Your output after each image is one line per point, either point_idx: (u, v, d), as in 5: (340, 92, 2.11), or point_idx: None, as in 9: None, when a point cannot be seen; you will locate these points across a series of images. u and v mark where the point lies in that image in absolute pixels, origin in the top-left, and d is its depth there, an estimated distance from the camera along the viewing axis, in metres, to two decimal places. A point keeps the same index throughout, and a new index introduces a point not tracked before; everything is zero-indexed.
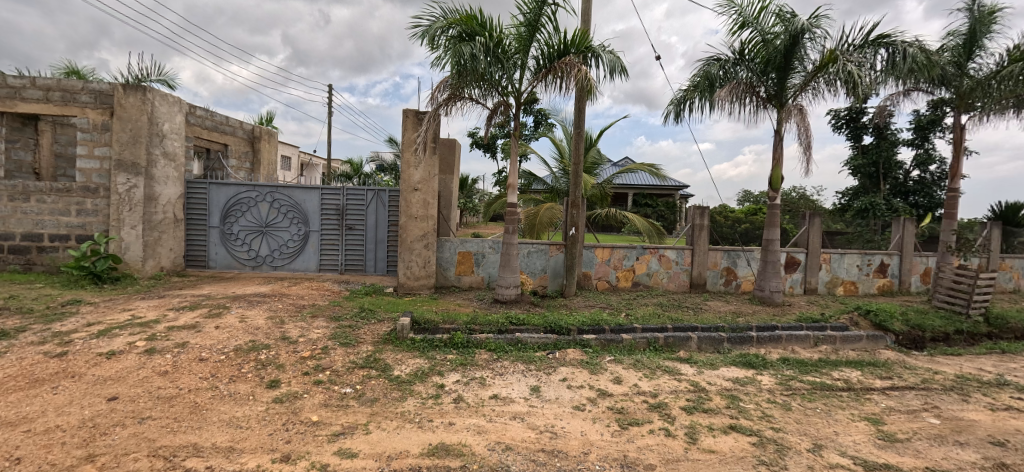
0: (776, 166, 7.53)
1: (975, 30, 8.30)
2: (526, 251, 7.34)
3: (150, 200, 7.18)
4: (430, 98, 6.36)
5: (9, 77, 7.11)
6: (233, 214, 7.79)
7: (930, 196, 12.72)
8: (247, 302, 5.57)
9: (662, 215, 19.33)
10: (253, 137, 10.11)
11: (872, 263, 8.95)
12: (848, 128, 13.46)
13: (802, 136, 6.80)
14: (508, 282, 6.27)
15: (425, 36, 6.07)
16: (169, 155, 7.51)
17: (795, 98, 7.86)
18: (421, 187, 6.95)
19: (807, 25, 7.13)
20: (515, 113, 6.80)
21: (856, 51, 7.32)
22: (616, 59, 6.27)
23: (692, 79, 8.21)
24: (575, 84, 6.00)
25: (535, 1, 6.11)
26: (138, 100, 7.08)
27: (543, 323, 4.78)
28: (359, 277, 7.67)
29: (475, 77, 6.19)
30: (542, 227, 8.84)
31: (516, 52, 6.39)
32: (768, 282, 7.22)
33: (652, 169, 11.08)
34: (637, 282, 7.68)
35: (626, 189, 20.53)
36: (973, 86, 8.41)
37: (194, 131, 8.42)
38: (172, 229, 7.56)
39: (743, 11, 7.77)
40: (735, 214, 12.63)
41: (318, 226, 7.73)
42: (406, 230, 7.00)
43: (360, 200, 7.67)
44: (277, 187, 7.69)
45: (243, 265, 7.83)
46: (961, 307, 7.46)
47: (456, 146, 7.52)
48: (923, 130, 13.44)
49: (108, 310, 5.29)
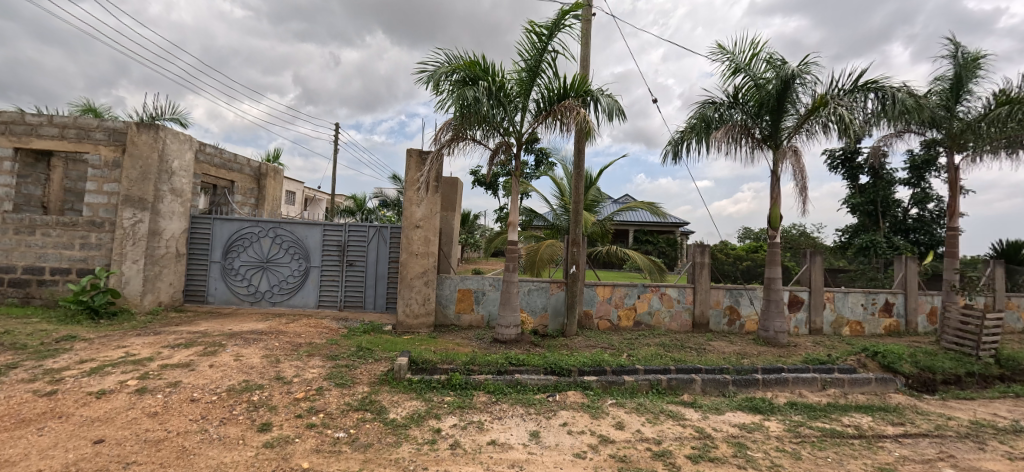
0: (774, 206, 7.58)
1: (961, 75, 8.58)
2: (526, 289, 7.29)
3: (154, 234, 7.22)
4: (434, 138, 6.50)
5: (27, 115, 7.32)
6: (234, 249, 7.81)
7: (931, 234, 12.73)
8: (244, 339, 5.50)
9: (663, 251, 19.35)
10: (259, 174, 10.29)
11: (877, 302, 8.85)
12: (844, 168, 13.65)
13: (798, 177, 6.89)
14: (509, 321, 6.20)
15: (430, 80, 6.29)
16: (176, 191, 7.62)
17: (790, 140, 8.03)
18: (422, 225, 6.99)
19: (797, 71, 7.38)
20: (516, 153, 6.95)
21: (846, 95, 7.54)
22: (614, 102, 6.46)
23: (688, 121, 8.43)
24: (574, 126, 6.15)
25: (536, 48, 6.36)
26: (151, 137, 7.25)
27: (543, 363, 4.69)
28: (358, 314, 7.60)
29: (478, 119, 6.36)
30: (542, 264, 8.82)
31: (517, 95, 6.60)
32: (771, 322, 7.12)
33: (652, 207, 11.18)
34: (638, 321, 7.58)
35: (627, 226, 20.64)
36: (963, 128, 8.60)
37: (202, 168, 8.59)
38: (173, 264, 7.57)
39: (735, 58, 8.08)
40: (736, 252, 12.63)
41: (319, 262, 7.74)
42: (407, 267, 6.99)
43: (362, 236, 7.71)
44: (280, 223, 7.75)
45: (242, 301, 7.78)
46: (971, 348, 7.31)
47: (458, 184, 7.62)
48: (918, 170, 13.63)
49: (103, 346, 5.22)
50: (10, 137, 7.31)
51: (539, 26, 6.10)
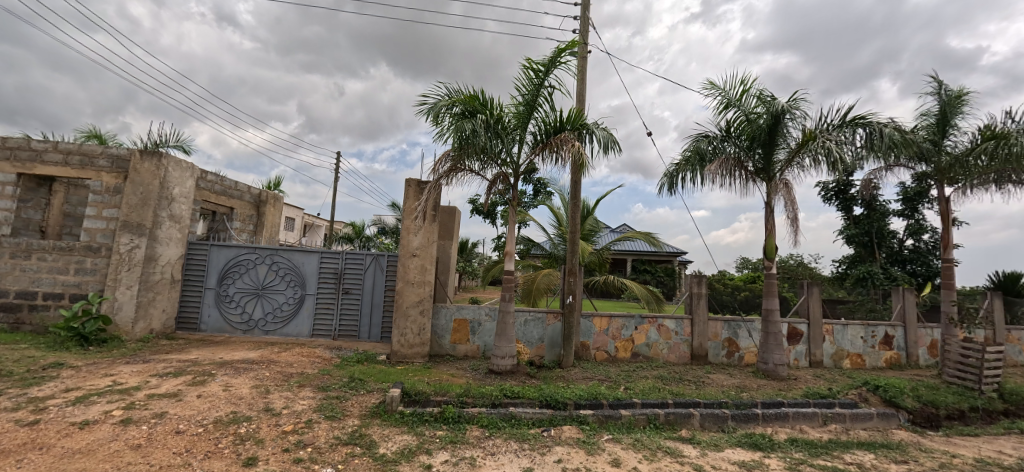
0: (769, 237, 7.63)
1: (945, 111, 8.82)
2: (522, 319, 7.23)
3: (150, 260, 7.20)
4: (432, 169, 6.59)
5: (33, 141, 7.42)
6: (230, 276, 7.77)
7: (927, 265, 12.76)
8: (234, 369, 5.40)
9: (661, 281, 19.31)
10: (259, 201, 10.36)
11: (876, 335, 8.78)
12: (837, 199, 13.80)
13: (790, 208, 6.96)
14: (504, 351, 6.11)
15: (430, 113, 6.44)
16: (175, 217, 7.65)
17: (782, 173, 8.16)
18: (419, 253, 7.00)
19: (786, 106, 7.58)
20: (513, 184, 7.04)
21: (835, 130, 7.71)
22: (609, 135, 6.59)
23: (682, 154, 8.58)
24: (570, 158, 6.26)
25: (534, 83, 6.56)
26: (153, 165, 7.33)
27: (539, 396, 4.60)
28: (352, 344, 7.50)
29: (476, 150, 6.48)
30: (539, 293, 8.78)
31: (515, 128, 6.76)
32: (770, 354, 7.03)
33: (649, 236, 11.23)
34: (636, 353, 7.49)
35: (625, 255, 20.66)
36: (952, 161, 8.77)
37: (203, 195, 8.66)
38: (167, 290, 7.51)
39: (726, 93, 8.31)
40: (734, 282, 12.60)
41: (315, 289, 7.69)
42: (403, 296, 6.95)
43: (359, 264, 7.70)
44: (278, 250, 7.75)
45: (234, 329, 7.68)
46: (973, 382, 7.22)
47: (456, 213, 7.68)
48: (911, 201, 13.81)
49: (90, 375, 5.11)
50: (15, 162, 7.39)
51: (536, 63, 6.30)
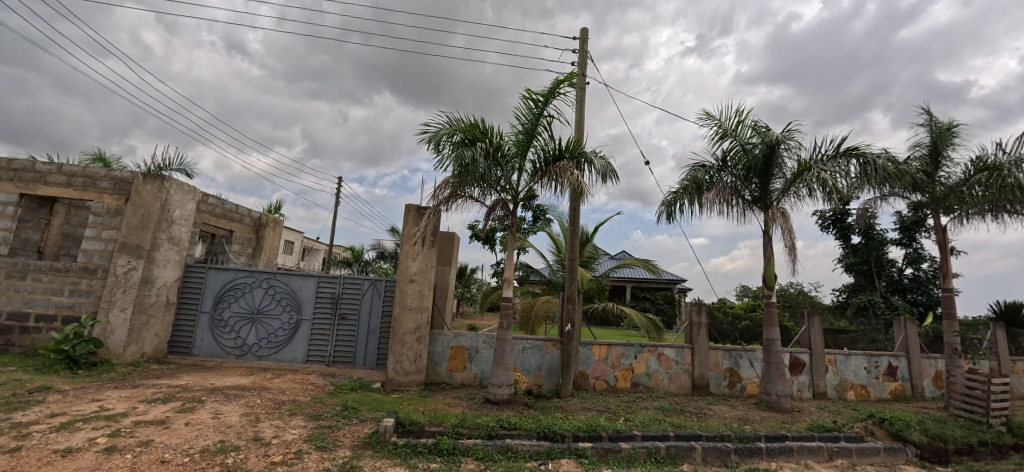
0: (768, 265, 7.61)
1: (937, 143, 8.96)
2: (520, 347, 7.12)
3: (146, 282, 7.15)
4: (432, 195, 6.63)
5: (38, 163, 7.49)
6: (226, 299, 7.70)
7: (928, 294, 12.68)
8: (224, 395, 5.28)
9: (661, 309, 19.16)
10: (258, 224, 10.37)
11: (880, 366, 8.64)
12: (835, 228, 13.85)
13: (788, 236, 6.97)
14: (501, 380, 6.00)
15: (431, 140, 6.53)
16: (174, 240, 7.64)
17: (779, 202, 8.22)
18: (417, 279, 6.97)
19: (781, 137, 7.70)
20: (513, 210, 7.07)
21: (830, 161, 7.81)
22: (607, 164, 6.66)
23: (681, 183, 8.67)
24: (568, 186, 6.31)
25: (533, 113, 6.67)
26: (155, 187, 7.36)
27: (536, 428, 4.48)
28: (346, 371, 7.36)
29: (476, 178, 6.54)
30: (538, 321, 8.70)
31: (514, 156, 6.85)
32: (773, 385, 6.91)
33: (648, 263, 11.20)
34: (636, 383, 7.35)
35: (624, 282, 20.56)
36: (946, 192, 8.86)
37: (203, 218, 8.68)
38: (161, 314, 7.42)
39: (722, 124, 8.47)
40: (734, 311, 12.48)
41: (311, 314, 7.61)
42: (399, 322, 6.87)
43: (356, 289, 7.65)
44: (275, 274, 7.71)
45: (228, 354, 7.55)
46: (981, 415, 7.07)
47: (455, 239, 7.69)
48: (909, 230, 13.87)
49: (76, 400, 4.99)
50: (18, 183, 7.44)
51: (535, 93, 6.43)
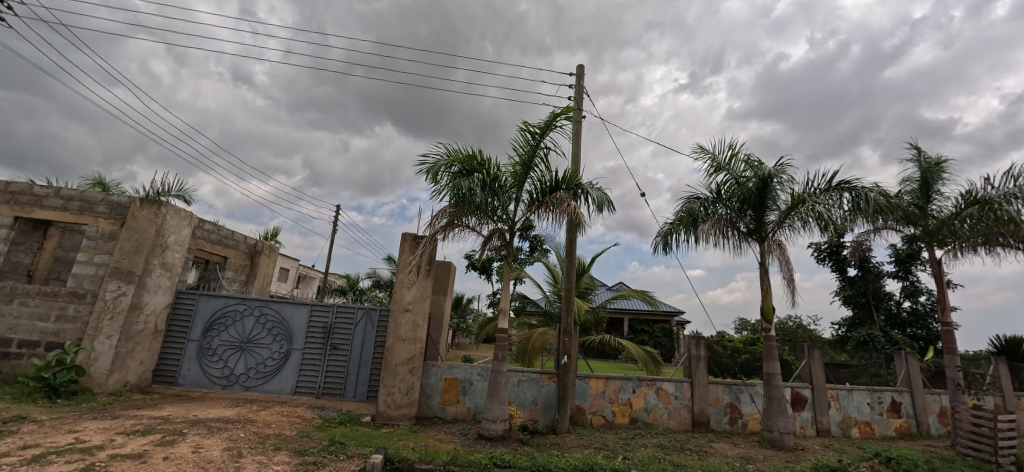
0: (766, 298, 7.56)
1: (927, 178, 9.12)
2: (516, 380, 6.95)
3: (135, 309, 7.01)
4: (429, 224, 6.62)
5: (36, 186, 7.49)
6: (215, 327, 7.54)
7: (927, 328, 12.59)
8: (207, 428, 5.08)
9: (659, 342, 18.93)
10: (254, 251, 10.28)
11: (884, 402, 8.46)
12: (831, 260, 13.86)
13: (785, 269, 6.95)
14: (496, 415, 5.82)
15: (429, 170, 6.59)
16: (167, 265, 7.55)
17: (774, 234, 8.25)
18: (412, 309, 6.87)
19: (773, 171, 7.83)
20: (509, 240, 7.05)
21: (823, 194, 7.89)
22: (603, 195, 6.70)
23: (676, 214, 8.71)
24: (565, 217, 6.33)
25: (530, 144, 6.77)
26: (152, 212, 7.33)
27: (530, 466, 4.30)
28: (336, 403, 7.13)
29: (473, 207, 6.56)
30: (534, 353, 8.53)
31: (511, 186, 6.90)
32: (775, 422, 6.72)
33: (646, 295, 11.11)
34: (635, 418, 7.14)
35: (621, 314, 20.35)
36: (939, 225, 8.95)
37: (198, 243, 8.60)
38: (148, 341, 7.24)
39: (716, 158, 8.62)
40: (733, 344, 12.31)
41: (301, 344, 7.44)
42: (392, 353, 6.72)
43: (349, 319, 7.52)
44: (267, 302, 7.58)
45: (214, 384, 7.32)
46: (989, 454, 6.89)
47: (451, 269, 7.64)
48: (904, 263, 13.90)
49: (51, 431, 4.78)
50: (14, 206, 7.42)
51: (532, 126, 6.54)
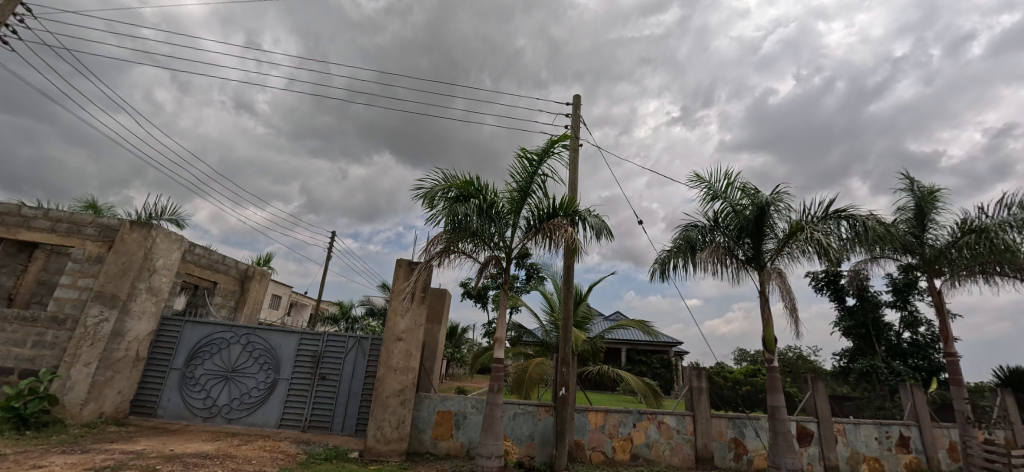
0: (767, 328, 7.39)
1: (922, 207, 9.19)
2: (512, 413, 6.67)
3: (116, 335, 6.77)
4: (424, 249, 6.49)
5: (24, 207, 7.39)
6: (199, 356, 7.26)
7: (929, 359, 12.39)
8: (183, 464, 4.78)
9: (658, 373, 18.76)
10: (245, 276, 10.05)
11: (892, 436, 8.19)
12: (829, 289, 13.76)
13: (787, 297, 6.83)
14: (491, 451, 5.54)
15: (426, 195, 6.53)
16: (153, 290, 7.34)
17: (773, 262, 8.16)
18: (405, 337, 6.67)
19: (770, 199, 7.83)
20: (505, 267, 6.92)
21: (821, 222, 7.86)
22: (600, 222, 6.63)
23: (674, 242, 8.64)
24: (562, 244, 6.23)
25: (528, 171, 6.74)
26: (142, 235, 7.17)
27: None
28: (322, 437, 6.80)
29: (469, 233, 6.47)
30: (531, 384, 8.25)
31: (508, 213, 6.84)
32: (782, 458, 6.45)
33: (645, 325, 10.91)
34: (636, 454, 6.84)
35: (619, 344, 19.98)
36: (936, 254, 9.04)
37: (187, 268, 8.40)
38: (128, 369, 6.94)
39: (712, 186, 8.66)
40: (733, 375, 12.05)
41: (289, 374, 7.17)
42: (384, 383, 6.46)
43: (339, 347, 7.29)
44: (255, 329, 7.35)
45: (194, 416, 6.99)
46: None
47: (446, 296, 7.47)
48: (902, 293, 13.83)
49: (14, 466, 4.48)
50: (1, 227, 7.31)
51: (530, 152, 6.54)
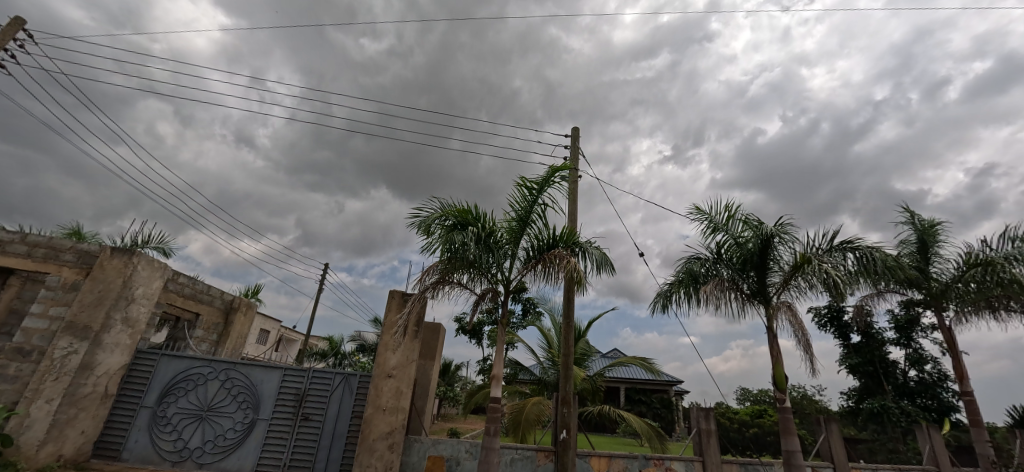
0: (777, 366, 7.04)
1: (924, 240, 9.08)
2: (509, 458, 6.17)
3: (85, 369, 6.31)
4: (418, 280, 6.17)
5: (2, 231, 7.09)
6: (174, 392, 6.77)
7: (939, 399, 11.94)
8: None
9: (658, 413, 18.17)
10: (229, 308, 9.63)
11: None
12: (832, 326, 13.43)
13: (799, 333, 6.54)
14: None
15: (422, 223, 6.30)
16: (129, 321, 6.94)
17: (779, 296, 7.89)
18: (395, 374, 6.26)
19: (773, 231, 7.68)
20: (503, 301, 6.60)
21: (826, 254, 7.67)
22: (602, 254, 6.39)
23: (676, 274, 8.41)
24: (564, 275, 5.96)
25: (527, 200, 6.56)
26: (122, 261, 6.83)
27: None
28: None
29: (466, 263, 6.23)
30: (529, 426, 7.75)
31: (507, 243, 6.60)
32: None
33: (646, 362, 10.48)
34: None
35: (618, 382, 19.31)
36: (943, 288, 8.86)
37: (169, 297, 8.00)
38: (95, 407, 6.43)
39: (712, 218, 8.52)
40: (739, 415, 11.50)
41: (268, 414, 6.68)
42: (371, 425, 6.00)
43: (325, 384, 6.85)
44: (236, 364, 6.91)
45: (162, 460, 6.43)
46: None
47: (440, 331, 7.13)
48: (904, 330, 13.54)
49: None
50: None
51: (530, 181, 6.39)
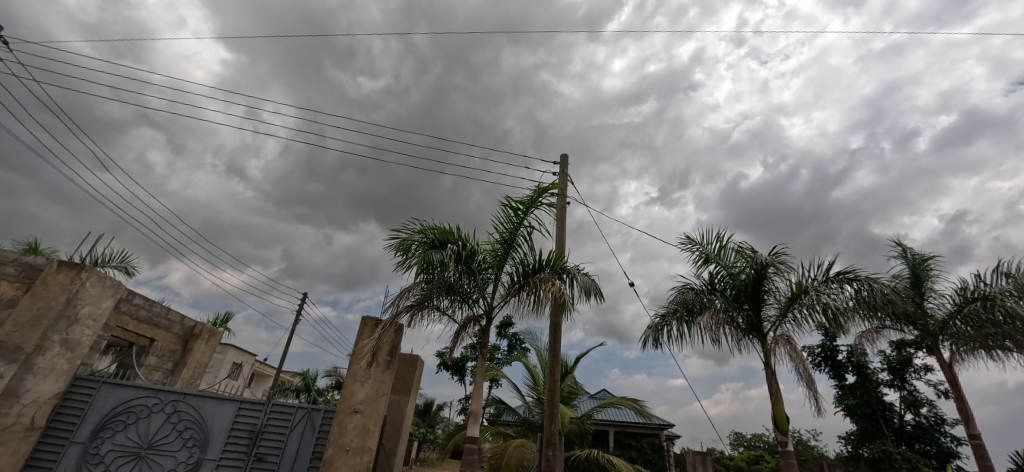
0: (777, 406, 6.55)
1: (917, 274, 8.87)
2: None
3: (9, 396, 5.56)
4: (393, 303, 5.66)
5: None
6: (112, 426, 6.02)
7: (938, 444, 11.41)
8: None
9: (649, 459, 16.84)
10: (190, 334, 8.91)
11: None
12: (827, 365, 12.99)
13: (800, 368, 6.11)
14: None
15: (399, 242, 5.88)
16: (70, 344, 6.24)
17: (776, 329, 7.49)
18: (363, 409, 5.63)
19: (768, 260, 7.38)
20: (485, 330, 6.10)
21: (823, 285, 7.35)
22: (590, 280, 6.00)
23: (668, 305, 8.02)
24: (550, 301, 5.51)
25: (512, 221, 6.18)
26: (69, 277, 6.22)
27: None
28: None
29: (445, 286, 5.78)
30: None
31: (489, 266, 6.18)
32: None
33: (636, 403, 9.87)
34: None
35: (607, 425, 18.54)
36: (940, 324, 8.56)
37: (120, 320, 7.33)
38: (17, 440, 5.63)
39: (704, 247, 8.24)
40: (734, 461, 10.79)
41: (217, 452, 5.95)
42: (331, 467, 5.31)
43: (285, 420, 6.17)
44: (185, 395, 6.21)
45: None
46: None
47: (417, 364, 6.57)
48: (897, 371, 13.16)
49: None
50: None
51: (515, 201, 6.06)
